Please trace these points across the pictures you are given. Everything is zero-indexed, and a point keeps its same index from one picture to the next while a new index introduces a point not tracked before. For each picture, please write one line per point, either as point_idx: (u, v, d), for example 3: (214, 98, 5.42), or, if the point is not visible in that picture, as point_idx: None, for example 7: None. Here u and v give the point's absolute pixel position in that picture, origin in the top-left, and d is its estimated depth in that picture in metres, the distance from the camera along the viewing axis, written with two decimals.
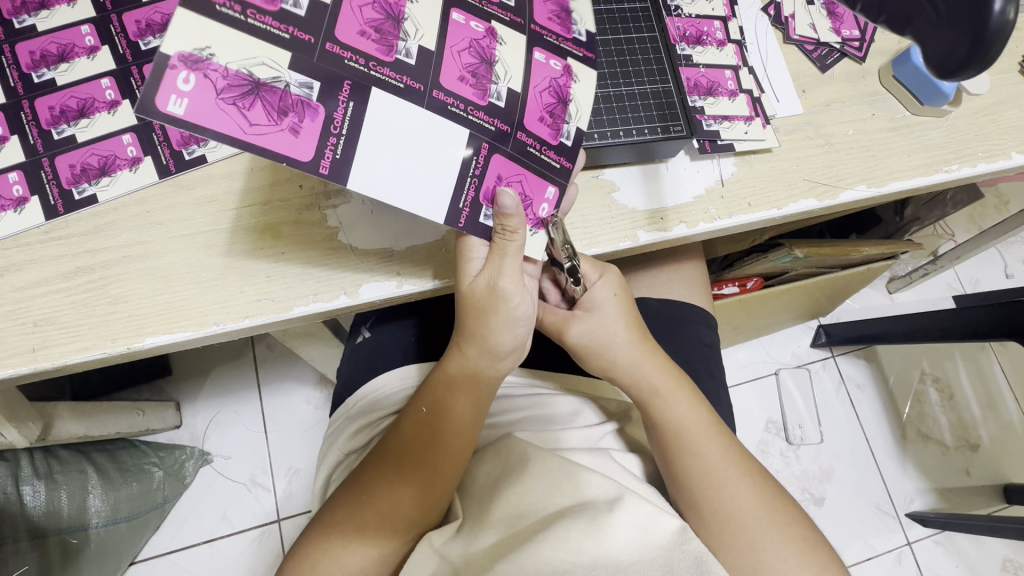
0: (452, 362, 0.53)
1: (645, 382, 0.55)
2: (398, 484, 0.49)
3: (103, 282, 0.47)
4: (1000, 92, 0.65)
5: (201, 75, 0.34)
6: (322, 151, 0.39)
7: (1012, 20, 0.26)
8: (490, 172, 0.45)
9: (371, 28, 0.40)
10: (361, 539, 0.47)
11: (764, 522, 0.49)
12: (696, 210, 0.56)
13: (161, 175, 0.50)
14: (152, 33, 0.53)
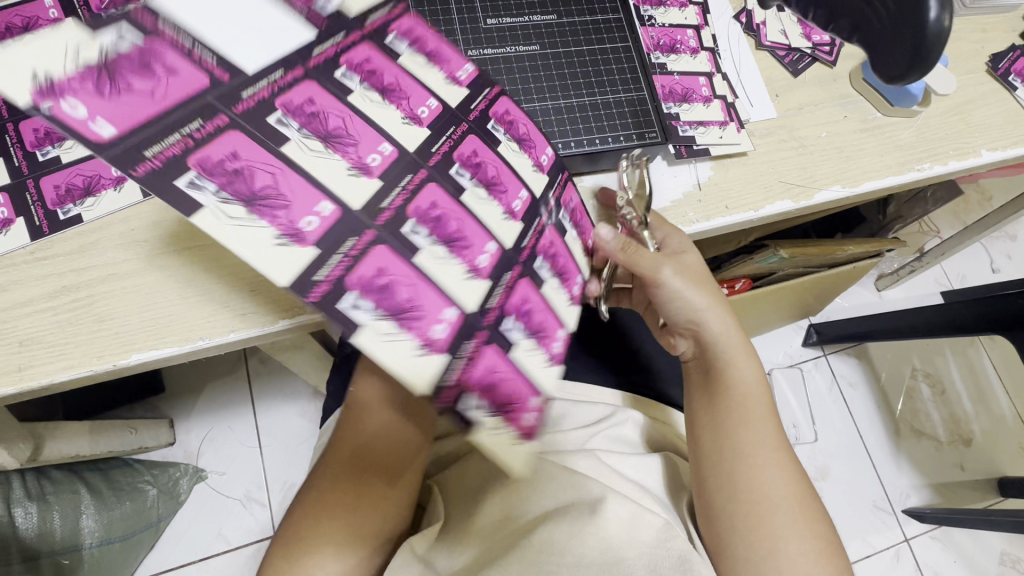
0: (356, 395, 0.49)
1: (712, 356, 0.55)
2: (345, 501, 0.47)
3: (88, 300, 0.48)
4: (967, 92, 0.67)
5: (336, 206, 0.37)
6: (263, 210, 0.34)
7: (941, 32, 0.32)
8: (425, 197, 0.41)
9: (363, 68, 0.42)
10: (331, 556, 0.46)
11: (792, 512, 0.48)
12: (675, 215, 0.57)
13: (145, 193, 0.51)
14: None
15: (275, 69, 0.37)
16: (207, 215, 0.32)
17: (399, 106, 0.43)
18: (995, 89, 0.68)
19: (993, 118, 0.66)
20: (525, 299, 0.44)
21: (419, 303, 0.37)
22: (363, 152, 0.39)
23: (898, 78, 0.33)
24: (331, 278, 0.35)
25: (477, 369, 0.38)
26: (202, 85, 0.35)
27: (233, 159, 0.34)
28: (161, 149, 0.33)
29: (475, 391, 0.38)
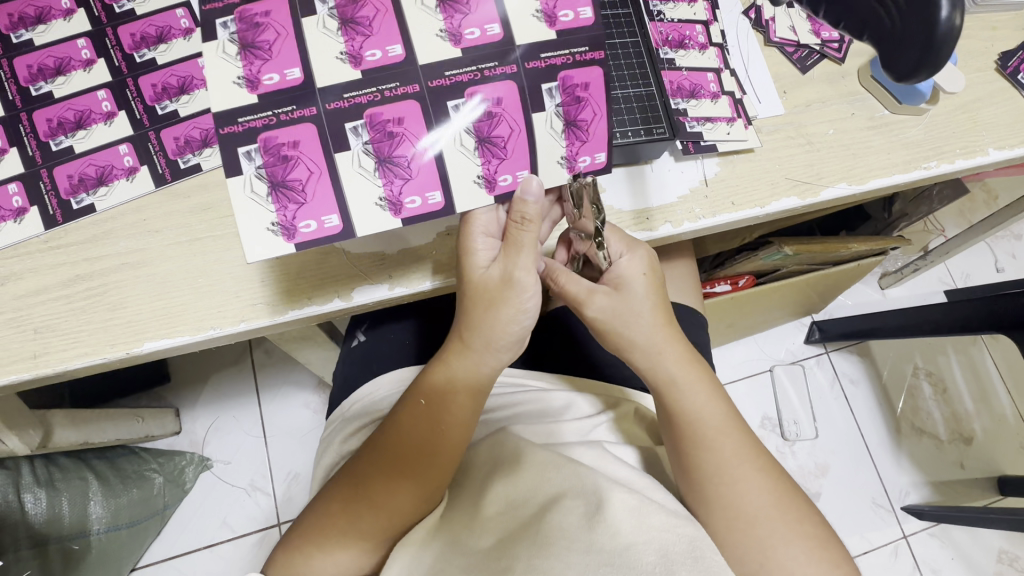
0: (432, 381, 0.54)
1: (660, 370, 0.55)
2: (393, 483, 0.51)
3: (102, 289, 0.48)
4: (976, 90, 0.67)
5: (384, 55, 0.47)
6: (352, 36, 0.47)
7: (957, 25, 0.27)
8: (494, 95, 0.49)
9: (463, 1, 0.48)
10: (357, 532, 0.50)
11: (774, 519, 0.49)
12: (681, 210, 0.58)
13: (157, 184, 0.51)
14: (147, 45, 0.55)
15: (290, 107, 0.46)
16: (349, 157, 0.47)
17: (446, 19, 0.48)
18: (1004, 87, 0.67)
19: (1001, 117, 0.66)
20: (413, 163, 0.48)
21: (411, 171, 0.48)
22: (368, 47, 0.47)
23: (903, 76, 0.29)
24: (355, 101, 0.47)
25: (284, 134, 0.46)
26: (303, 89, 0.46)
27: (296, 150, 0.46)
28: (265, 116, 0.46)
29: (266, 150, 0.46)
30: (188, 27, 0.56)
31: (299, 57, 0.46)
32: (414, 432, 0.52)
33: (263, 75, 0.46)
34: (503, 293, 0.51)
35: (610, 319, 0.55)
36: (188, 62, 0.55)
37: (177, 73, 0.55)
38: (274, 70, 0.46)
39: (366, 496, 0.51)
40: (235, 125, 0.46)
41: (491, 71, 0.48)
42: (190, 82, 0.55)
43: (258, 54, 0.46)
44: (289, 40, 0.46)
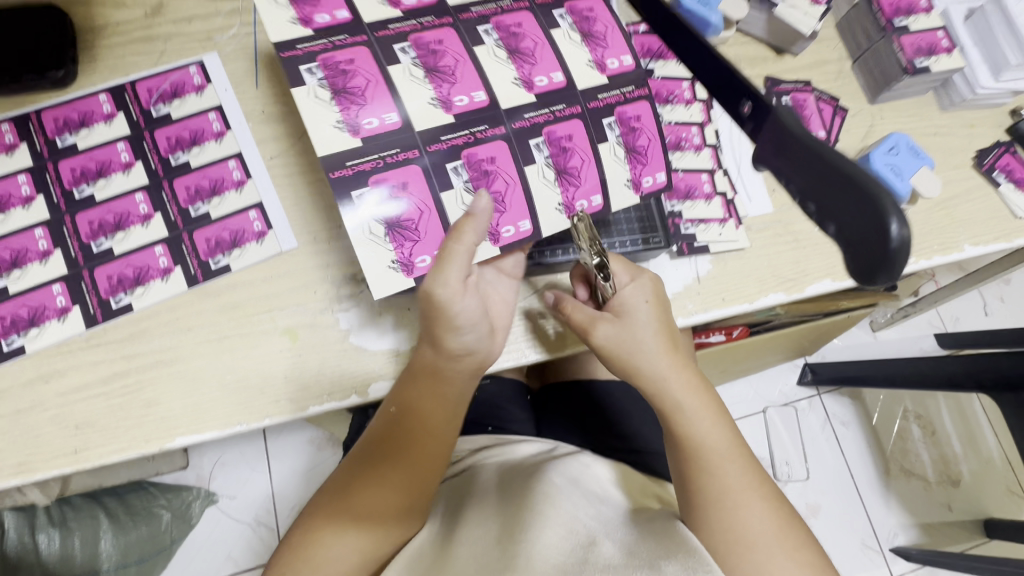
0: (404, 388, 0.55)
1: (667, 395, 0.55)
2: (371, 486, 0.53)
3: (138, 385, 0.52)
4: (953, 187, 0.72)
5: (471, 97, 0.52)
6: (436, 81, 0.52)
7: (907, 238, 0.30)
8: (567, 128, 0.54)
9: (526, 52, 0.54)
10: (347, 537, 0.50)
11: (774, 546, 0.49)
12: (675, 306, 0.62)
13: (190, 284, 0.56)
14: (181, 148, 0.59)
15: (394, 151, 0.50)
16: (454, 196, 0.51)
17: (519, 70, 0.54)
18: (979, 184, 0.72)
19: (976, 214, 0.71)
20: (505, 194, 0.53)
21: (506, 202, 0.53)
22: (456, 92, 0.52)
23: (853, 270, 0.32)
24: (452, 142, 0.51)
25: (393, 173, 0.50)
26: (402, 132, 0.50)
27: (403, 186, 0.50)
28: (372, 161, 0.49)
29: (376, 187, 0.49)
30: (220, 130, 0.61)
31: (389, 101, 0.50)
32: (392, 440, 0.55)
33: (361, 120, 0.50)
34: (445, 307, 0.49)
35: (619, 348, 0.55)
36: (219, 165, 0.59)
37: (209, 175, 0.59)
38: (371, 113, 0.50)
39: (357, 508, 0.52)
40: (349, 173, 0.49)
41: (564, 108, 0.54)
42: (221, 185, 0.59)
43: (352, 100, 0.49)
44: (380, 87, 0.50)
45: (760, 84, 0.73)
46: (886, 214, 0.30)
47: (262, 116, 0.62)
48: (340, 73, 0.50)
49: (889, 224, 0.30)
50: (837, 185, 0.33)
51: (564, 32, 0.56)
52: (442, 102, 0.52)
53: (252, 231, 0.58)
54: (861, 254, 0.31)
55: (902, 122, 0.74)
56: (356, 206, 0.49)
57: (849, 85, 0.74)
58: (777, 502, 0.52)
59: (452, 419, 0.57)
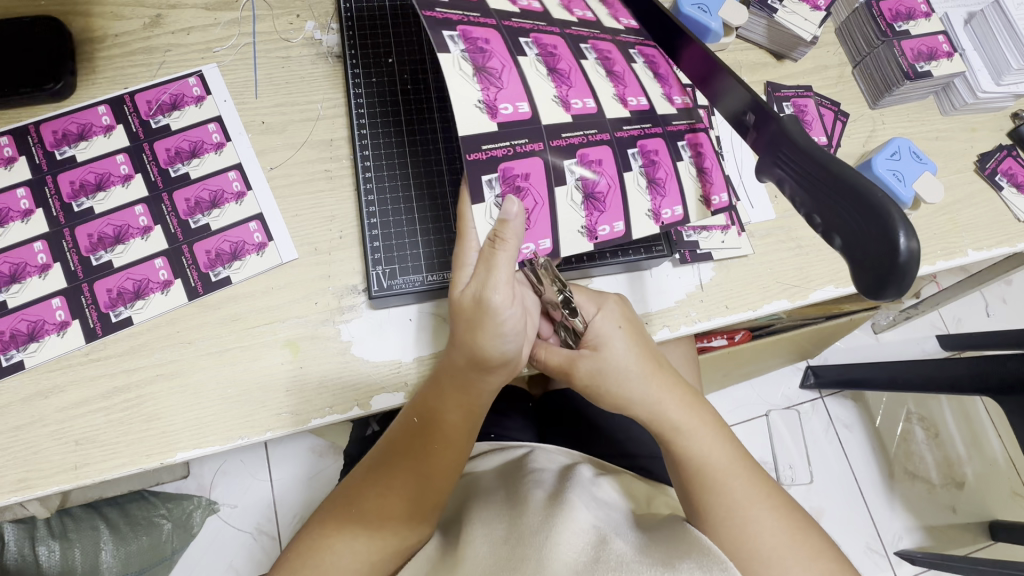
0: (428, 395, 0.53)
1: (660, 420, 0.54)
2: (388, 494, 0.53)
3: (138, 400, 0.52)
4: (956, 192, 0.71)
5: (582, 103, 0.53)
6: (557, 82, 0.52)
7: (918, 251, 0.29)
8: (652, 143, 0.55)
9: (616, 74, 0.55)
10: (349, 541, 0.51)
11: (787, 558, 0.49)
12: (679, 314, 0.61)
13: (190, 297, 0.55)
14: (181, 159, 0.59)
15: (522, 140, 0.49)
16: (567, 192, 0.50)
17: (614, 87, 0.55)
18: (982, 188, 0.72)
19: (980, 218, 0.71)
20: (605, 193, 0.52)
21: (605, 204, 0.52)
22: (629, 94, 0.55)
23: (863, 284, 0.32)
24: (570, 141, 0.51)
25: (518, 164, 0.49)
26: (530, 123, 0.50)
27: (522, 171, 0.49)
28: (506, 143, 0.48)
29: (500, 177, 0.48)
30: (219, 142, 0.60)
31: (524, 89, 0.50)
32: (412, 453, 0.53)
33: (499, 104, 0.48)
34: (478, 315, 0.47)
35: (601, 382, 0.54)
36: (219, 176, 0.59)
37: (209, 187, 0.59)
38: (511, 98, 0.49)
39: (366, 508, 0.52)
40: (486, 152, 0.47)
41: (647, 131, 0.55)
42: (220, 197, 0.59)
43: (492, 82, 0.48)
44: (515, 75, 0.50)
45: (760, 90, 0.73)
46: (894, 227, 0.30)
47: (261, 126, 0.62)
48: (479, 54, 0.49)
49: (897, 240, 0.30)
50: (843, 197, 0.32)
51: (639, 68, 0.57)
52: (560, 104, 0.52)
53: (252, 243, 0.57)
54: (871, 265, 0.31)
55: (903, 127, 0.73)
56: (482, 188, 0.47)
57: (850, 90, 0.74)
58: (787, 506, 0.52)
59: (474, 425, 0.55)
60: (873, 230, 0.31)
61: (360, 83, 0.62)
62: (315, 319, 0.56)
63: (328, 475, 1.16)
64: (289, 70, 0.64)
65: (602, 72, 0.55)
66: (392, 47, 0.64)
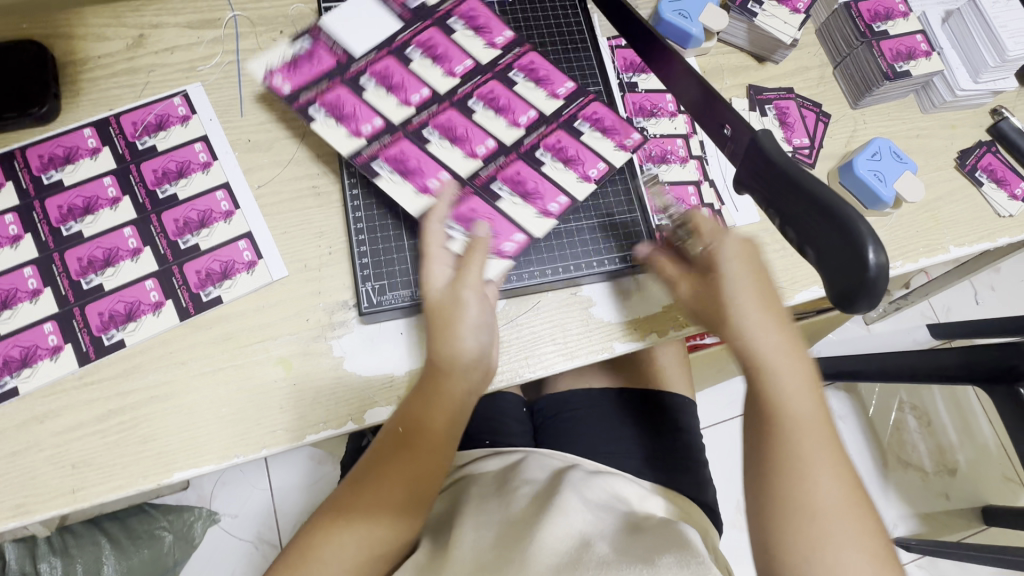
0: (415, 398, 0.53)
1: (758, 355, 0.49)
2: (381, 491, 0.52)
3: (133, 422, 0.52)
4: (937, 189, 0.72)
5: (519, 157, 0.62)
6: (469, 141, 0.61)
7: (886, 266, 0.30)
8: (559, 175, 0.62)
9: (538, 123, 0.63)
10: (341, 539, 0.50)
11: (840, 522, 0.43)
12: (666, 319, 0.62)
13: (182, 317, 0.56)
14: (168, 180, 0.60)
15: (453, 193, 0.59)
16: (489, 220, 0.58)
17: (545, 139, 0.63)
18: (963, 185, 0.73)
19: (961, 215, 0.72)
20: (518, 220, 0.60)
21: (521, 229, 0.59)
22: (544, 138, 0.63)
23: (834, 295, 0.33)
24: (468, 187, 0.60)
25: (461, 206, 0.59)
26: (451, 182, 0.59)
27: (534, 181, 0.61)
28: (495, 167, 0.61)
29: (455, 219, 0.58)
30: (206, 161, 0.61)
31: (489, 132, 0.62)
32: (403, 452, 0.52)
33: (543, 150, 0.62)
34: (449, 314, 0.52)
35: (706, 308, 0.51)
36: (206, 196, 0.60)
37: (197, 207, 0.59)
38: (477, 139, 0.62)
39: (354, 510, 0.51)
40: (482, 177, 0.60)
41: (564, 167, 0.62)
42: (209, 216, 0.59)
43: (402, 160, 0.59)
44: (554, 129, 0.63)
45: (743, 93, 0.73)
46: (864, 243, 0.31)
47: (247, 144, 0.62)
48: (445, 121, 0.61)
49: (867, 254, 0.31)
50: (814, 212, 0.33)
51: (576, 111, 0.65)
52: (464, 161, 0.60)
53: (242, 262, 0.58)
54: (842, 278, 0.32)
55: (885, 126, 0.74)
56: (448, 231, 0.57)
57: (832, 91, 0.75)
58: (854, 478, 0.46)
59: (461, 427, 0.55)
60: (846, 241, 0.32)
61: None
62: (307, 336, 0.57)
63: (328, 482, 1.17)
64: (273, 87, 0.65)
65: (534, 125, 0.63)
66: None
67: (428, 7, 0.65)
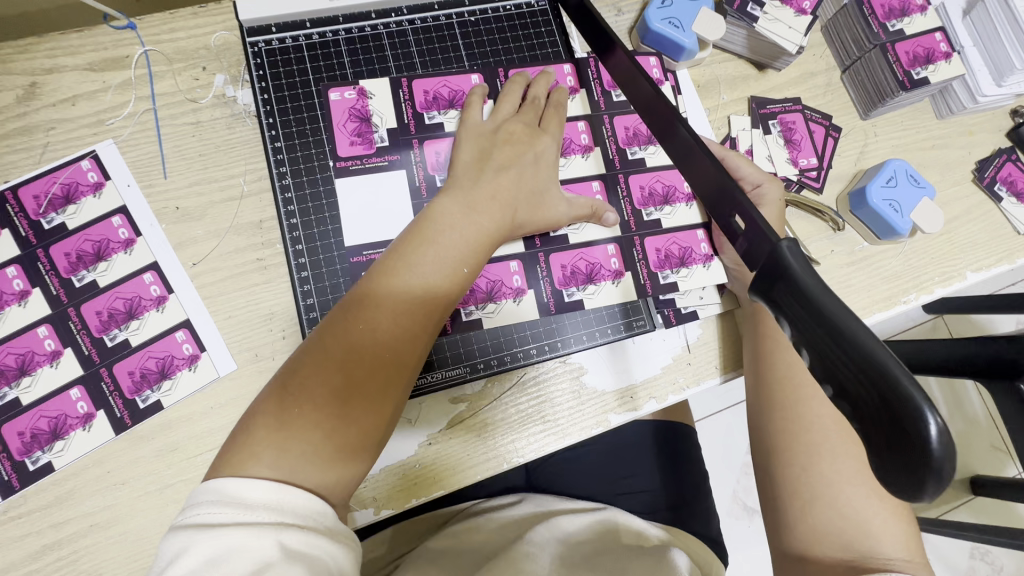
0: (341, 352, 0.43)
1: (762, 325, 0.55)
2: (323, 386, 0.42)
3: (73, 557, 0.46)
4: (953, 208, 0.66)
5: (605, 189, 0.60)
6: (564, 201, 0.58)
7: (949, 439, 0.24)
8: (642, 186, 0.60)
9: (580, 140, 0.60)
10: (289, 432, 0.40)
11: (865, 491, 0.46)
12: (665, 382, 0.57)
13: (117, 430, 0.49)
14: (84, 265, 0.51)
15: (541, 273, 0.56)
16: (592, 292, 0.57)
17: (608, 148, 0.60)
18: (981, 200, 0.67)
19: (978, 235, 0.66)
20: (658, 249, 0.59)
21: (683, 248, 0.59)
22: (614, 146, 0.61)
23: (879, 460, 0.26)
24: (565, 250, 0.57)
25: (556, 272, 0.57)
26: (529, 261, 0.56)
27: (659, 183, 0.60)
28: (625, 202, 0.60)
29: (566, 284, 0.56)
30: (128, 238, 0.52)
31: (587, 177, 0.59)
32: (351, 339, 0.43)
33: (628, 149, 0.61)
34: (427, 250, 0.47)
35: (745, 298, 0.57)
36: (134, 280, 0.51)
37: (123, 294, 0.51)
38: (588, 194, 0.59)
39: (305, 394, 0.41)
40: (631, 220, 0.59)
41: (648, 174, 0.61)
42: (138, 305, 0.51)
43: (577, 274, 0.57)
44: (612, 122, 0.61)
45: (743, 108, 0.65)
46: (916, 404, 0.25)
47: (176, 213, 0.53)
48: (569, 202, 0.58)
49: (924, 424, 0.24)
50: (848, 360, 0.27)
51: (611, 107, 0.61)
52: (544, 248, 0.57)
53: (182, 356, 0.51)
54: (891, 452, 0.26)
55: (899, 138, 0.67)
56: (539, 283, 0.56)
57: (840, 99, 0.67)
58: (844, 454, 0.47)
59: (409, 323, 0.45)
60: (892, 396, 0.25)
61: (287, 173, 0.55)
62: None
63: None
64: (200, 139, 0.55)
65: (588, 150, 0.60)
66: (319, 120, 0.56)
67: (397, 128, 0.56)
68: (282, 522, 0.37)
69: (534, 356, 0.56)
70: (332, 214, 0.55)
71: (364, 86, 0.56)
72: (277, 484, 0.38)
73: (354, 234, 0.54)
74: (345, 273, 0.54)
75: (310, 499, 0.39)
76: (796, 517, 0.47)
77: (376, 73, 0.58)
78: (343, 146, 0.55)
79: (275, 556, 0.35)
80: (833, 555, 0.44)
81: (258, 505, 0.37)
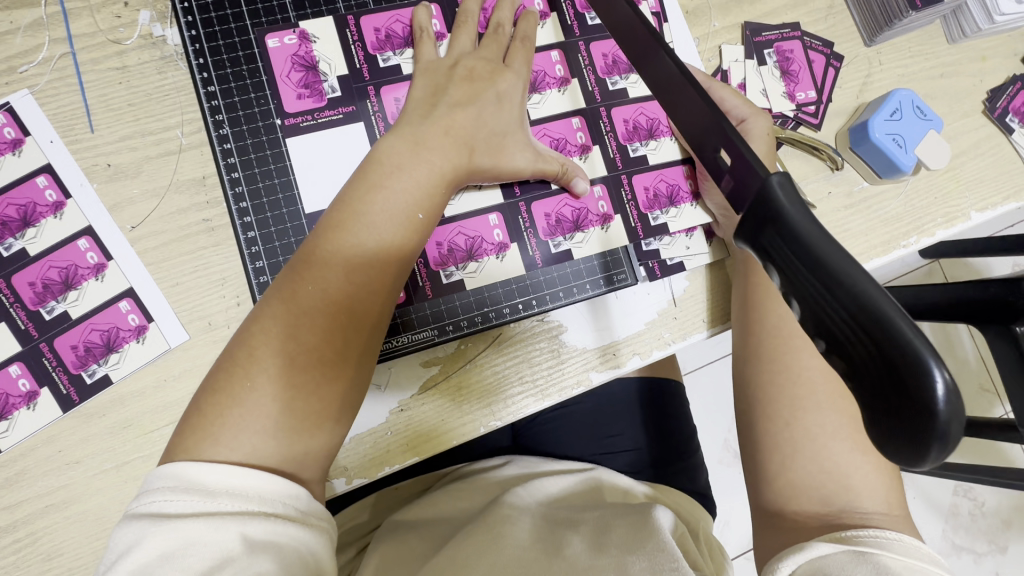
0: (291, 314, 0.39)
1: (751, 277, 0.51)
2: (273, 349, 0.38)
3: (31, 538, 0.44)
4: (960, 142, 0.61)
5: (585, 126, 0.54)
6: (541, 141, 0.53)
7: (957, 397, 0.21)
8: (626, 120, 0.55)
9: (555, 70, 0.54)
10: (237, 403, 0.37)
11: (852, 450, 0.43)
12: (649, 338, 0.54)
13: (65, 408, 0.46)
14: (11, 232, 0.46)
15: (524, 224, 0.53)
16: (581, 241, 0.54)
17: (586, 79, 0.55)
18: (990, 133, 0.62)
19: (985, 171, 0.61)
20: (645, 187, 0.55)
21: (669, 187, 0.55)
22: (592, 76, 0.55)
23: (875, 420, 0.23)
24: (546, 197, 0.53)
25: (540, 223, 0.53)
26: (511, 213, 0.53)
27: (642, 116, 0.55)
28: (608, 138, 0.55)
29: (552, 234, 0.53)
30: (57, 201, 0.47)
31: (565, 114, 0.54)
32: (301, 299, 0.39)
33: (608, 79, 0.55)
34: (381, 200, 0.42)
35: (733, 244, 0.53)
36: (67, 247, 0.47)
37: (57, 263, 0.47)
38: (567, 132, 0.54)
39: (253, 359, 0.38)
40: (617, 157, 0.55)
41: (631, 107, 0.55)
42: (74, 274, 0.47)
43: (562, 222, 0.53)
44: (588, 50, 0.55)
45: (736, 36, 0.59)
46: (920, 357, 0.21)
47: (108, 171, 0.48)
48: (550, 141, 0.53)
49: (930, 378, 0.21)
50: (840, 307, 0.24)
51: (585, 33, 0.55)
52: (524, 197, 0.53)
53: (128, 328, 0.47)
54: (888, 409, 0.23)
55: (905, 66, 0.61)
56: (523, 235, 0.53)
57: (843, 23, 0.61)
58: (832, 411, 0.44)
59: (364, 282, 0.41)
60: (895, 349, 0.22)
61: (225, 125, 0.49)
62: None
63: None
64: (129, 87, 0.49)
65: (565, 80, 0.54)
66: (257, 66, 0.50)
67: (348, 73, 0.51)
68: (246, 510, 0.34)
69: (509, 316, 0.52)
70: (279, 166, 0.50)
71: (305, 29, 0.51)
72: (248, 468, 0.36)
73: (308, 193, 0.50)
74: (295, 230, 0.49)
75: (282, 484, 0.36)
76: (776, 473, 0.44)
77: (320, 10, 0.52)
78: (289, 100, 0.50)
79: (237, 549, 0.33)
80: (810, 509, 0.42)
81: (221, 491, 0.34)
